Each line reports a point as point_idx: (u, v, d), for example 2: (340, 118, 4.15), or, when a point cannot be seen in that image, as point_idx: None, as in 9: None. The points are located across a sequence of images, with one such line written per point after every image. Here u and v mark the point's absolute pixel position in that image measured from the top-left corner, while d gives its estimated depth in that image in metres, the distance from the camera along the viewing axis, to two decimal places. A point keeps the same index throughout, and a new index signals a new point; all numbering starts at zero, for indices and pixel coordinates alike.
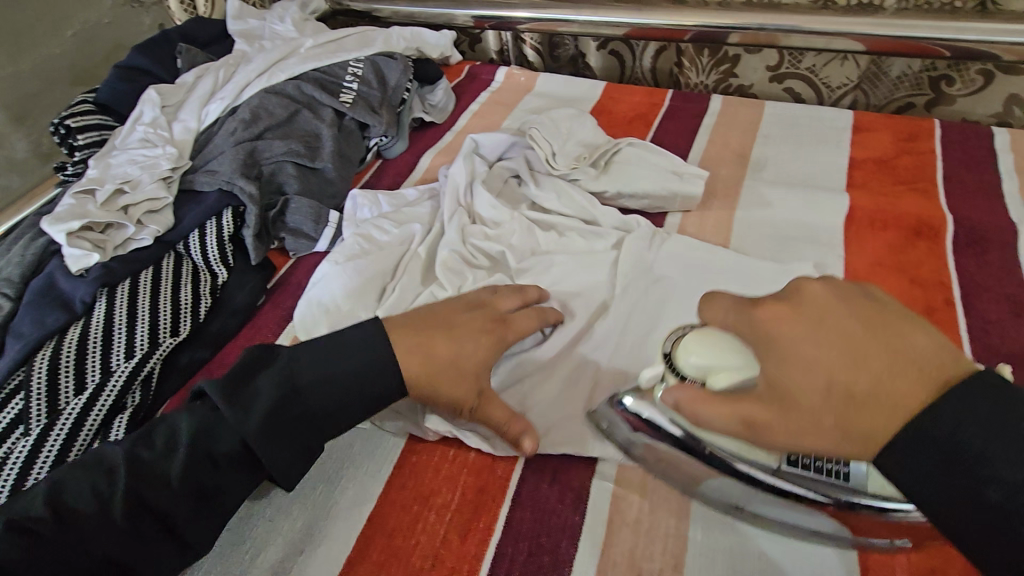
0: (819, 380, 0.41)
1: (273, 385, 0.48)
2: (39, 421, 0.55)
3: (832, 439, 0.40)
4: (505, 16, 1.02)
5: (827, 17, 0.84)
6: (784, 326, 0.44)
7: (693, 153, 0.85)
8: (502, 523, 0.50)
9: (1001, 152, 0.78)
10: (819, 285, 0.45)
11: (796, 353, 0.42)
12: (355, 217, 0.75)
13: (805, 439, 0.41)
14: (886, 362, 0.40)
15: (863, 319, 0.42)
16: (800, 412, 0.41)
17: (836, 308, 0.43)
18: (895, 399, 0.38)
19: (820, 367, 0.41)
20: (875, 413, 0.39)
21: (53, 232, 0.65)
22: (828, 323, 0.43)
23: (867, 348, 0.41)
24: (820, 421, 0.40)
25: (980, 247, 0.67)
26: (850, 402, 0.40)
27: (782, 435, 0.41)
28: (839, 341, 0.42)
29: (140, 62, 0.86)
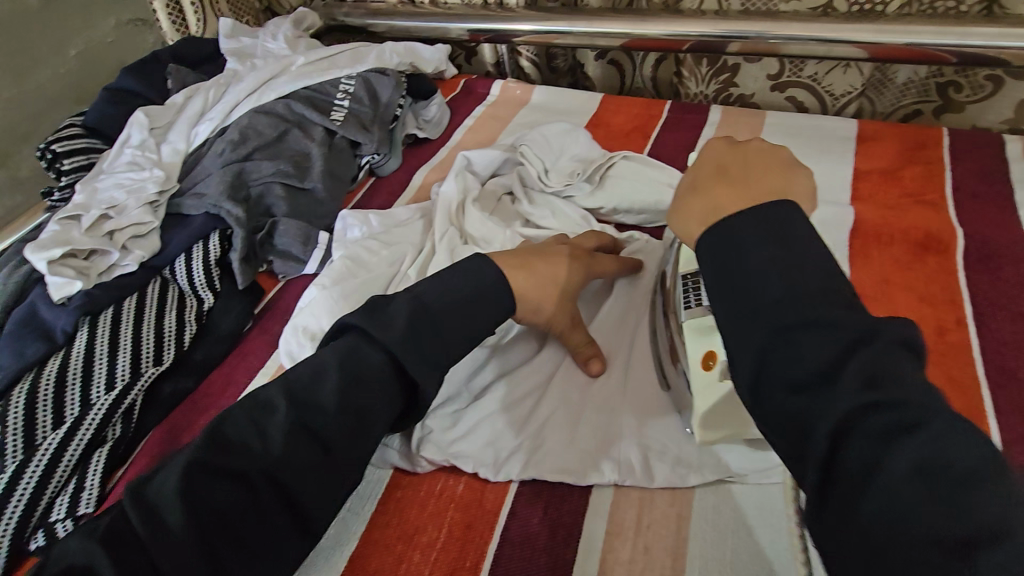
0: (691, 179, 0.47)
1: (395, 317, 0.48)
2: (15, 457, 0.53)
3: (695, 221, 0.43)
4: (500, 29, 1.01)
5: (830, 24, 0.81)
6: (713, 146, 0.49)
7: (692, 166, 0.83)
8: (490, 561, 0.47)
9: (1013, 161, 0.75)
10: (764, 145, 0.48)
11: (700, 161, 0.48)
12: (345, 237, 0.73)
13: (682, 213, 0.45)
14: (744, 184, 0.44)
15: (759, 166, 0.46)
16: (680, 201, 0.46)
17: (757, 153, 0.47)
18: (724, 208, 0.42)
19: (707, 166, 0.46)
20: (705, 205, 0.44)
21: (35, 260, 0.64)
22: (742, 151, 0.47)
23: (740, 174, 0.45)
24: (682, 210, 0.45)
25: (992, 263, 0.64)
26: (702, 194, 0.44)
27: (674, 209, 0.46)
28: (739, 157, 0.47)
29: (130, 84, 0.85)
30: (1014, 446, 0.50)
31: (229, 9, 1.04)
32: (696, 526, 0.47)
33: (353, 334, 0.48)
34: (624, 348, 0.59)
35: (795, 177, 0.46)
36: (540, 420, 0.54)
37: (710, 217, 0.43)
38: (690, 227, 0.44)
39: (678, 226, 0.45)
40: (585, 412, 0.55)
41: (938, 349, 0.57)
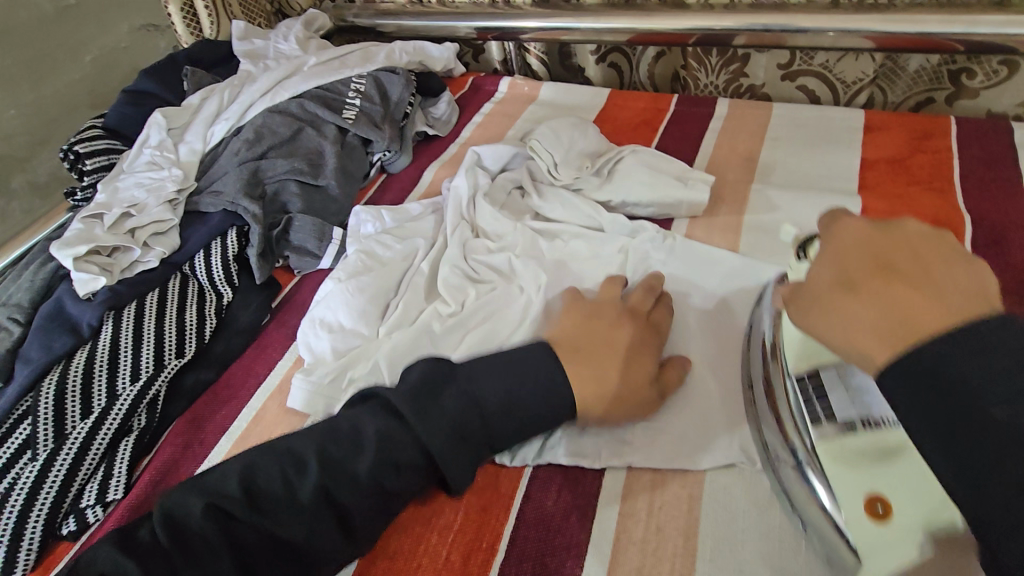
0: (838, 274, 0.41)
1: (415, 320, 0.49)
2: (47, 445, 0.55)
3: (876, 332, 0.36)
4: (507, 27, 1.02)
5: (837, 16, 0.81)
6: (844, 224, 0.43)
7: (699, 159, 0.84)
8: (506, 543, 0.48)
9: (1021, 148, 0.75)
10: (919, 227, 0.41)
11: (833, 247, 0.42)
12: (358, 232, 0.74)
13: (850, 333, 0.38)
14: (923, 283, 0.37)
15: (931, 258, 0.39)
16: (831, 302, 0.40)
17: (915, 238, 0.41)
18: (917, 320, 0.35)
19: (852, 259, 0.41)
20: (879, 316, 0.37)
21: (61, 257, 0.66)
22: (888, 239, 0.41)
23: (906, 266, 0.39)
24: (843, 320, 0.39)
25: (1002, 249, 0.64)
26: (858, 298, 0.38)
27: (830, 327, 0.39)
28: (888, 244, 0.40)
29: (147, 86, 0.87)
30: None
31: (241, 12, 1.06)
32: (707, 506, 0.48)
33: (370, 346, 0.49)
34: None
35: (972, 271, 0.38)
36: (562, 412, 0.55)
37: (900, 333, 0.35)
38: (872, 348, 0.36)
39: (848, 344, 0.38)
40: None
41: None
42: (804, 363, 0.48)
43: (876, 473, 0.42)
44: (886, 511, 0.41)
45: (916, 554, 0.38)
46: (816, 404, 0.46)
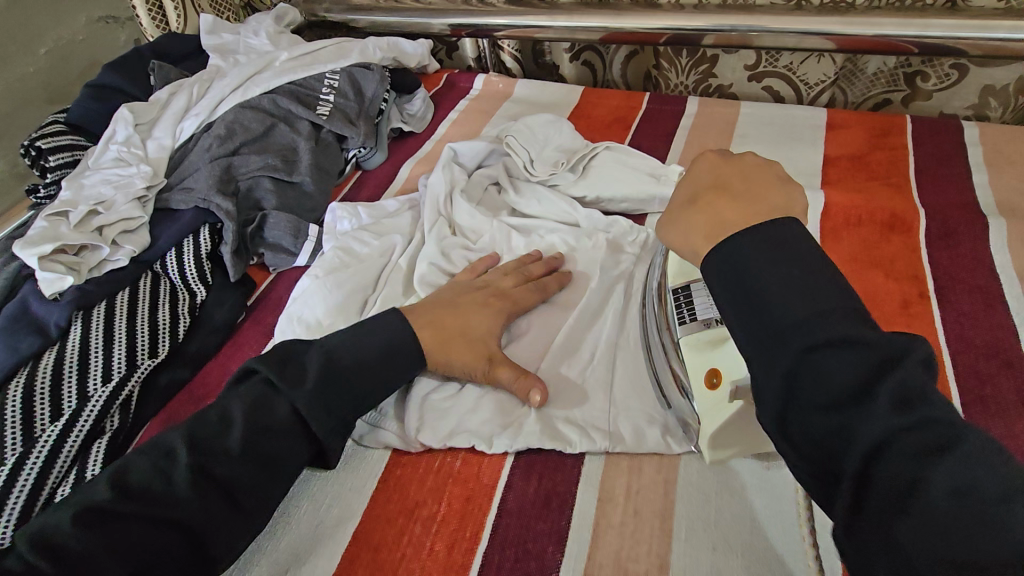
0: (688, 192, 0.46)
1: (314, 361, 0.51)
2: (15, 449, 0.54)
3: (703, 239, 0.42)
4: (480, 24, 1.02)
5: (800, 17, 0.84)
6: (703, 154, 0.48)
7: (671, 156, 0.86)
8: (488, 531, 0.49)
9: (970, 146, 0.79)
10: (759, 158, 0.47)
11: (686, 173, 0.48)
12: (335, 229, 0.74)
13: (685, 241, 0.44)
14: (746, 199, 0.43)
15: (757, 179, 0.45)
16: (676, 212, 0.45)
17: (754, 167, 0.46)
18: (732, 224, 0.41)
19: (697, 181, 0.46)
20: (705, 224, 0.43)
21: (25, 256, 0.64)
22: (734, 165, 0.46)
23: (737, 187, 0.44)
24: (681, 224, 0.45)
25: (952, 240, 0.68)
26: (695, 208, 0.44)
27: (670, 232, 0.45)
28: (731, 171, 0.46)
29: (111, 80, 0.85)
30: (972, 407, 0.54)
31: (209, 6, 1.04)
32: (683, 489, 0.50)
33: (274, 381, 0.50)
34: (616, 323, 0.62)
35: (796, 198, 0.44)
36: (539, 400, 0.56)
37: (715, 234, 0.42)
38: (695, 244, 0.43)
39: (682, 243, 0.44)
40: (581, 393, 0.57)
41: (903, 320, 0.61)
42: (681, 278, 0.55)
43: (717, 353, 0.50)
44: (718, 379, 0.49)
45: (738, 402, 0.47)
46: (684, 307, 0.54)
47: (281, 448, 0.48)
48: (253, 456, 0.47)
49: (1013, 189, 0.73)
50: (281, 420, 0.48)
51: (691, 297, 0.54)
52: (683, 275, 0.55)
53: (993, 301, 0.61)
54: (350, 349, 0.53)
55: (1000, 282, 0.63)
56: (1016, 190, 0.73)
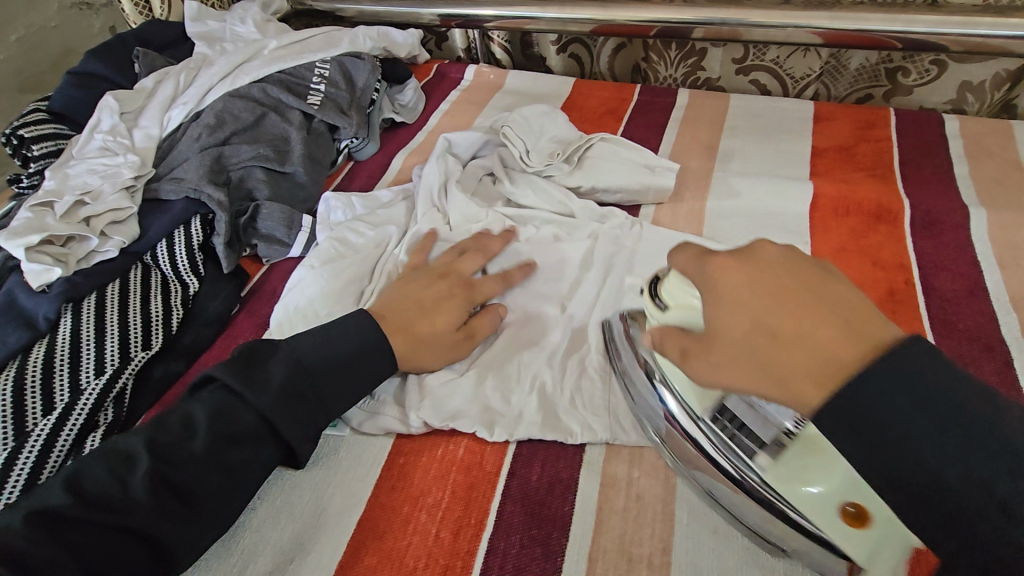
0: (746, 324, 0.38)
1: (279, 366, 0.50)
2: (6, 444, 0.52)
3: (806, 385, 0.35)
4: (471, 14, 1.02)
5: (787, 11, 0.85)
6: (725, 271, 0.40)
7: (663, 147, 0.87)
8: (493, 518, 0.50)
9: (952, 138, 0.82)
10: (776, 248, 0.41)
11: (729, 296, 0.40)
12: (329, 220, 0.74)
13: (769, 388, 0.37)
14: (814, 309, 0.37)
15: (808, 281, 0.38)
16: (733, 350, 0.39)
17: (785, 263, 0.39)
18: (835, 356, 0.34)
19: (749, 308, 0.38)
20: (801, 363, 0.36)
21: (10, 247, 0.62)
22: (770, 268, 0.39)
23: (800, 301, 0.37)
24: (759, 363, 0.37)
25: (936, 229, 0.70)
26: (777, 347, 0.37)
27: (739, 380, 0.39)
28: (772, 285, 0.38)
29: (94, 67, 0.83)
30: None
31: None
32: (681, 472, 0.51)
33: (235, 388, 0.49)
34: (610, 311, 0.63)
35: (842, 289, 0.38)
36: (540, 387, 0.57)
37: (826, 376, 0.34)
38: (801, 390, 0.35)
39: (775, 389, 0.37)
40: (577, 385, 0.57)
41: (889, 307, 0.63)
42: (707, 400, 0.51)
43: (736, 401, 0.49)
44: (860, 513, 0.42)
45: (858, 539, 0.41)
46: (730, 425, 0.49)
47: (248, 457, 0.47)
48: (216, 463, 0.46)
49: (992, 179, 0.76)
50: (246, 427, 0.48)
51: (732, 415, 0.49)
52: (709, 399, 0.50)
53: (975, 288, 0.63)
54: (345, 346, 0.53)
55: (982, 270, 0.65)
56: (996, 181, 0.75)
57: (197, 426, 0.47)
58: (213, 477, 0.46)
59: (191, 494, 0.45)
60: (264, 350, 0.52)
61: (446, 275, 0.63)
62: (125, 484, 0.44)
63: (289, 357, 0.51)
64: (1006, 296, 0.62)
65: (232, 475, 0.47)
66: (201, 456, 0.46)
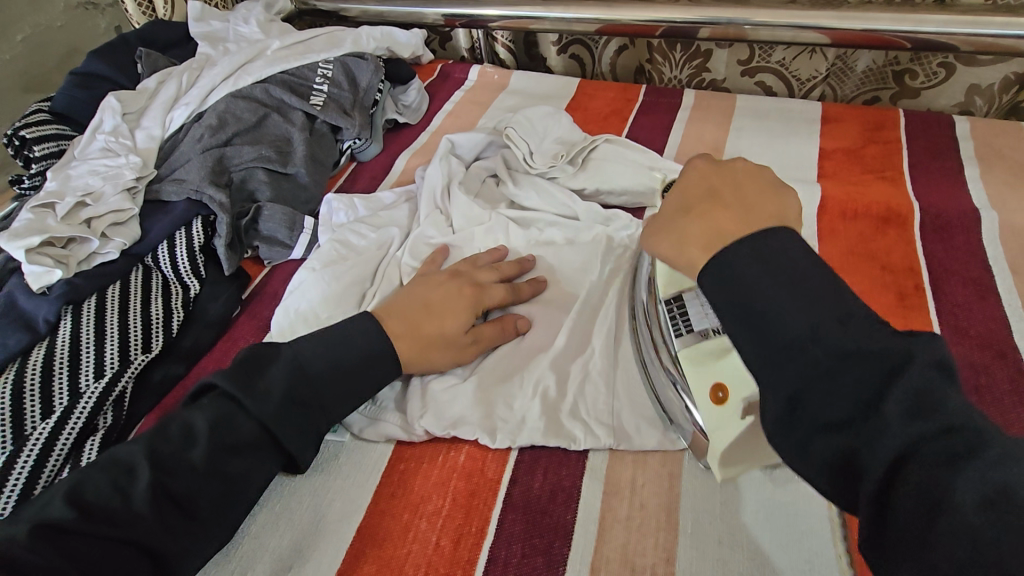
0: (682, 202, 0.46)
1: (281, 373, 0.50)
2: (4, 448, 0.52)
3: (700, 245, 0.42)
4: (474, 14, 1.01)
5: (795, 11, 0.83)
6: (694, 171, 0.48)
7: (668, 148, 0.86)
8: (494, 526, 0.49)
9: (962, 139, 0.80)
10: (746, 163, 0.48)
11: (682, 185, 0.48)
12: (331, 221, 0.73)
13: (677, 252, 0.44)
14: (739, 206, 0.43)
15: (748, 187, 0.45)
16: (663, 222, 0.46)
17: (745, 174, 0.46)
18: (726, 228, 0.42)
19: (690, 192, 0.47)
20: (703, 228, 0.43)
21: (11, 249, 0.62)
22: (727, 176, 0.47)
23: (729, 194, 0.45)
24: (677, 233, 0.44)
25: (946, 233, 0.68)
26: (692, 217, 0.44)
27: (660, 244, 0.46)
28: (721, 180, 0.46)
29: (96, 68, 0.82)
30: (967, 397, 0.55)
31: None
32: (685, 481, 0.50)
33: (235, 395, 0.48)
34: (614, 315, 0.62)
35: (786, 198, 0.45)
36: (544, 393, 0.56)
37: (712, 243, 0.42)
38: (691, 255, 0.43)
39: (675, 256, 0.44)
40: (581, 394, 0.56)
41: (899, 312, 0.62)
42: (672, 287, 0.55)
43: (717, 367, 0.51)
44: (723, 395, 0.49)
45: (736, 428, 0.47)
46: (679, 319, 0.54)
47: (248, 466, 0.47)
48: (217, 472, 0.46)
49: (1005, 181, 0.74)
50: (249, 435, 0.48)
51: (685, 309, 0.54)
52: (677, 286, 0.55)
53: (986, 293, 0.62)
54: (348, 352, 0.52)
55: (993, 274, 0.64)
56: (1008, 183, 0.74)
57: (197, 433, 0.47)
58: (215, 487, 0.46)
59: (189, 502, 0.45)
60: (268, 355, 0.51)
61: (450, 276, 0.62)
62: (124, 490, 0.43)
63: (292, 364, 0.50)
64: (1018, 301, 0.61)
65: (230, 486, 0.46)
66: (201, 467, 0.45)
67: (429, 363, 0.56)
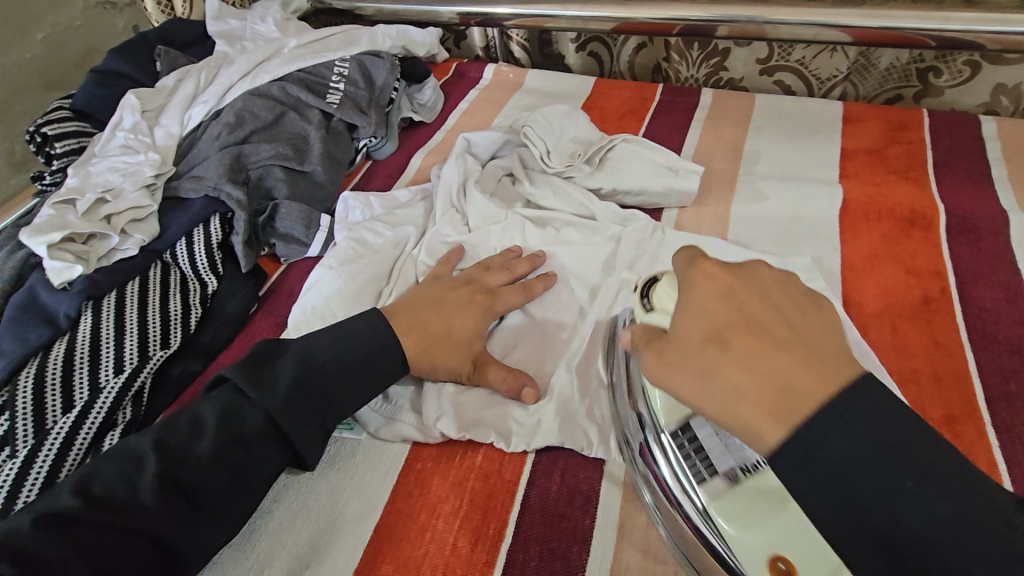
0: (708, 329, 0.37)
1: (288, 367, 0.50)
2: (26, 442, 0.52)
3: (760, 400, 0.34)
4: (490, 13, 1.00)
5: (816, 9, 0.82)
6: (709, 275, 0.40)
7: (686, 148, 0.85)
8: (512, 529, 0.49)
9: (988, 140, 0.79)
10: (770, 269, 0.41)
11: (699, 302, 0.39)
12: (347, 219, 0.73)
13: (717, 401, 0.36)
14: (796, 345, 0.36)
15: (790, 311, 0.38)
16: (687, 363, 0.37)
17: (773, 283, 0.39)
18: (797, 386, 0.34)
19: (712, 313, 0.38)
20: (759, 383, 0.35)
21: (33, 244, 0.62)
22: (756, 283, 0.39)
23: (773, 325, 0.37)
24: (721, 380, 0.36)
25: (973, 235, 0.67)
26: (737, 360, 0.36)
27: (680, 376, 0.37)
28: (754, 297, 0.38)
29: (116, 65, 0.83)
30: (996, 403, 0.53)
31: None
32: None
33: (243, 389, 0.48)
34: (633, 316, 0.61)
35: (831, 320, 0.39)
36: (560, 394, 0.55)
37: (781, 408, 0.34)
38: (756, 420, 0.34)
39: (719, 404, 0.36)
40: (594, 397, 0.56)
41: (924, 316, 0.60)
42: (675, 417, 0.48)
43: (757, 520, 0.42)
44: (788, 570, 0.39)
45: (786, 565, 0.40)
46: (694, 455, 0.47)
47: (255, 458, 0.47)
48: (223, 463, 0.46)
49: None
50: (255, 428, 0.48)
51: (698, 443, 0.47)
52: (678, 414, 0.48)
53: (1015, 297, 0.61)
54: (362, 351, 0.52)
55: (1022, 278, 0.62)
56: None
57: (204, 426, 0.47)
58: (221, 479, 0.46)
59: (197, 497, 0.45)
60: (277, 352, 0.52)
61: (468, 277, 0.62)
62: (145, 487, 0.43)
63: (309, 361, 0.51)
64: None
65: (238, 476, 0.46)
66: (206, 458, 0.46)
67: (444, 362, 0.56)
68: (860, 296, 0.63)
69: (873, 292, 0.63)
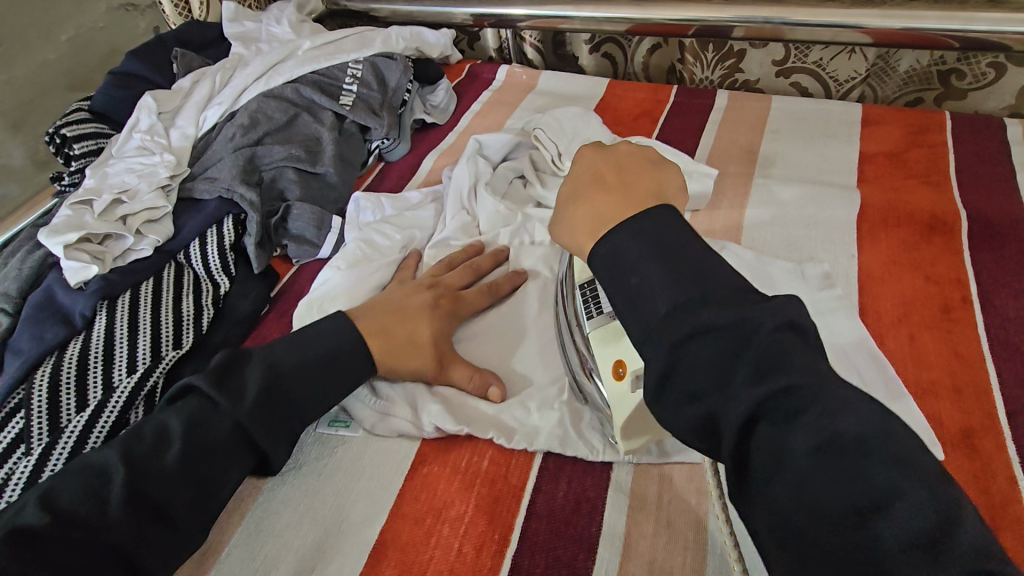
0: (569, 189, 0.47)
1: (255, 378, 0.50)
2: (41, 439, 0.53)
3: (589, 229, 0.43)
4: (504, 14, 1.00)
5: (834, 8, 0.80)
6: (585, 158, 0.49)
7: (700, 150, 0.84)
8: (517, 534, 0.48)
9: (1014, 143, 0.77)
10: (631, 147, 0.50)
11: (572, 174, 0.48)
12: (358, 220, 0.74)
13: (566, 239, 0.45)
14: (623, 188, 0.44)
15: (635, 169, 0.47)
16: (560, 210, 0.46)
17: (626, 155, 0.48)
18: (613, 214, 0.42)
19: (576, 178, 0.47)
20: (591, 216, 0.44)
21: (50, 244, 0.63)
22: (618, 160, 0.47)
23: (614, 177, 0.46)
24: (566, 218, 0.45)
25: (997, 242, 0.65)
26: (579, 203, 0.45)
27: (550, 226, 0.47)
28: (609, 167, 0.47)
29: (134, 68, 0.84)
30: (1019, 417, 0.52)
31: None
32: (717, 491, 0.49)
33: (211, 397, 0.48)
34: None
35: (667, 174, 0.47)
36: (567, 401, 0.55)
37: (598, 228, 0.43)
38: (579, 240, 0.44)
39: (568, 240, 0.45)
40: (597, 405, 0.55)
41: (943, 325, 0.59)
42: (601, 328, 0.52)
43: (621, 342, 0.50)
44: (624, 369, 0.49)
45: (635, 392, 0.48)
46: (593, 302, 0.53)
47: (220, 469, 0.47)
48: (189, 475, 0.46)
49: None
50: (223, 436, 0.47)
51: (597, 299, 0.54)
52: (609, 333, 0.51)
53: None
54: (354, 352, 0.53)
55: None
56: None
57: (168, 437, 0.46)
58: (186, 493, 0.45)
59: (167, 511, 0.44)
60: (241, 361, 0.51)
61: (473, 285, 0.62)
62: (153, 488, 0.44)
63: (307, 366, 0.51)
64: None
65: (203, 490, 0.46)
66: (173, 471, 0.45)
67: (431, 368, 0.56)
68: (877, 303, 0.62)
69: (891, 300, 0.62)
